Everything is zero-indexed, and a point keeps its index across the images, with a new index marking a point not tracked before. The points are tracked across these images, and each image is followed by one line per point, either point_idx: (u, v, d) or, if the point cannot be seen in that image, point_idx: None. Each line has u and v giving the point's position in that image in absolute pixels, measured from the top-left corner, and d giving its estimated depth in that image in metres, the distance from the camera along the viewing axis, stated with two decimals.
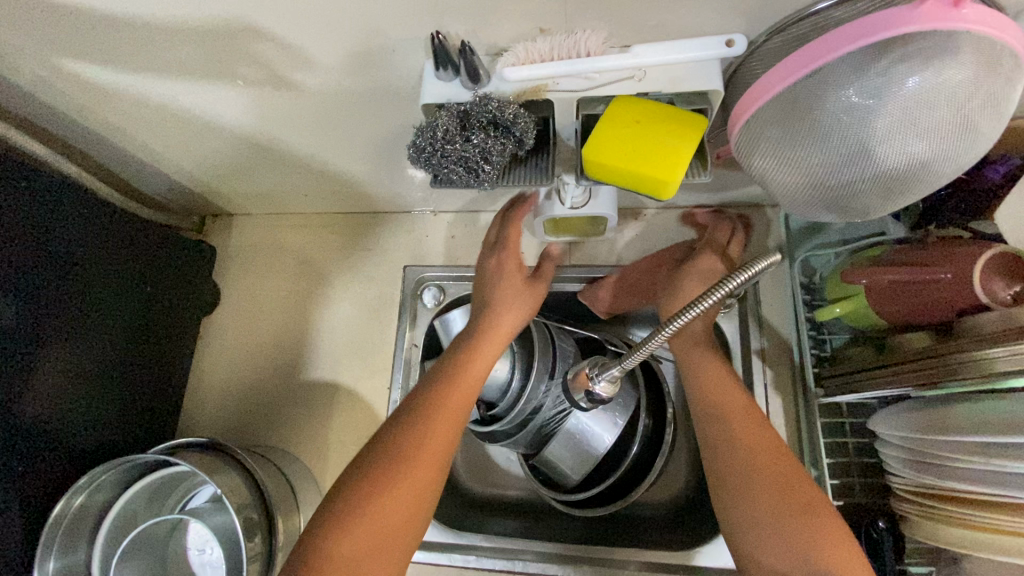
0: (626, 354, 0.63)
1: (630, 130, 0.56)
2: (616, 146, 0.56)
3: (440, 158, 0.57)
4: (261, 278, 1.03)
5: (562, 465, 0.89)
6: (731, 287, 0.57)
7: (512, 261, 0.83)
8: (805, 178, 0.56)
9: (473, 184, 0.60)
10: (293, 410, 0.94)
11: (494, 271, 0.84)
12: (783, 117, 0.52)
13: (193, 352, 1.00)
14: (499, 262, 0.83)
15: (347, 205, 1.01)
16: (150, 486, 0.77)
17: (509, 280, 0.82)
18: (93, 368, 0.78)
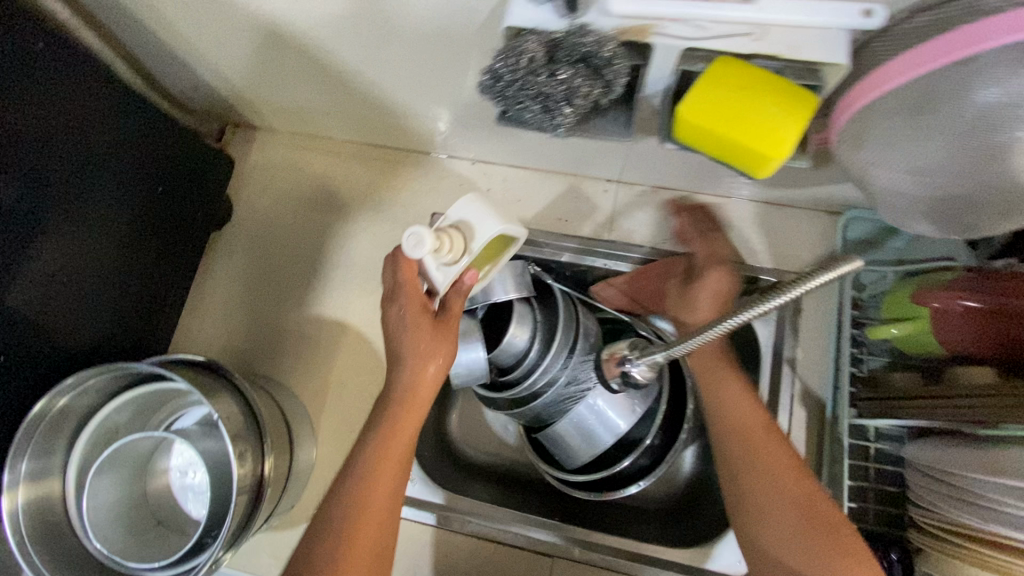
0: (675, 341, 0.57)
1: (735, 94, 0.49)
2: (716, 110, 0.50)
3: (518, 86, 0.50)
4: (277, 200, 0.97)
5: (567, 445, 0.86)
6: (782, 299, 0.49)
7: (413, 306, 0.68)
8: (915, 179, 0.51)
9: (545, 127, 0.54)
10: (295, 343, 0.90)
11: (396, 332, 0.70)
12: (911, 107, 0.46)
13: (198, 266, 0.94)
14: (399, 313, 0.69)
15: (381, 137, 0.94)
16: (139, 398, 0.72)
17: (415, 335, 0.69)
18: (91, 263, 0.72)
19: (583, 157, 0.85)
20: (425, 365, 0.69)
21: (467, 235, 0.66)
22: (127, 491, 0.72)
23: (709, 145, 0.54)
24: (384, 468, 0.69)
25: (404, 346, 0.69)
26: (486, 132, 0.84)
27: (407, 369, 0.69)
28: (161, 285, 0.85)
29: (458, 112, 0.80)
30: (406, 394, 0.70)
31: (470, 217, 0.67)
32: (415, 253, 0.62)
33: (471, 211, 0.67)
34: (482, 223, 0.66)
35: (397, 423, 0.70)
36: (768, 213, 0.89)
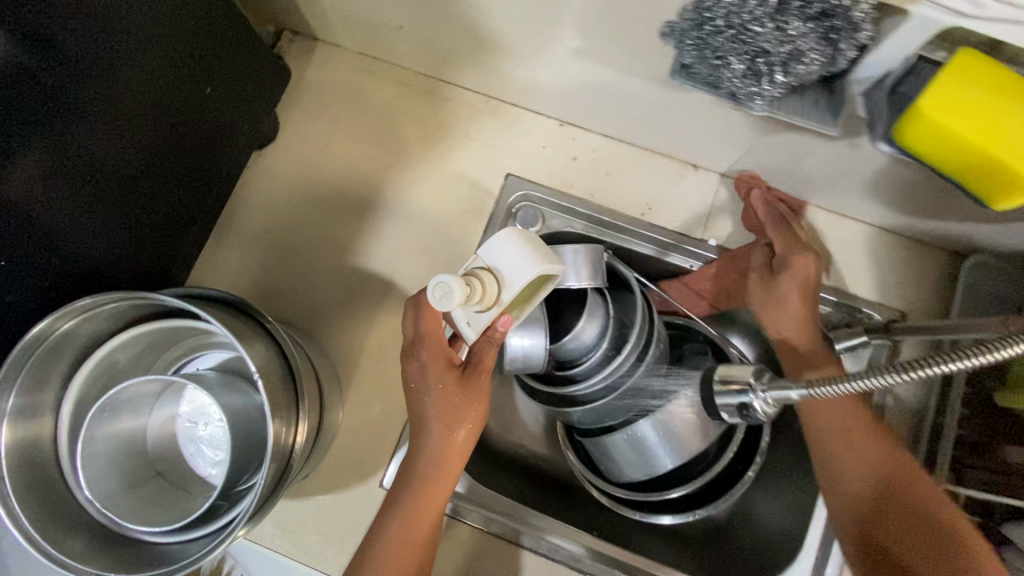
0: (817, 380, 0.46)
1: (988, 97, 0.40)
2: (961, 110, 0.40)
3: (726, 40, 0.40)
4: (330, 127, 0.84)
5: (619, 460, 0.77)
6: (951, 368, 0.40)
7: (440, 359, 0.62)
8: None
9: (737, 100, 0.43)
10: (331, 294, 0.79)
11: (418, 391, 0.63)
12: None
13: (232, 189, 0.81)
14: (421, 368, 0.62)
15: (464, 76, 0.81)
16: (155, 333, 0.62)
17: (441, 397, 0.62)
18: (122, 161, 0.60)
19: (698, 140, 0.75)
20: (453, 430, 0.62)
21: (500, 279, 0.58)
22: (127, 438, 0.61)
23: (936, 156, 0.44)
24: (418, 521, 0.61)
25: (428, 410, 0.62)
26: (595, 91, 0.72)
27: (430, 434, 0.62)
28: (193, 201, 0.73)
29: (573, 62, 0.68)
30: (432, 465, 0.62)
31: (504, 260, 0.59)
32: (444, 307, 0.54)
33: (504, 252, 0.59)
34: (519, 267, 0.58)
35: (424, 487, 0.62)
36: (880, 240, 0.79)
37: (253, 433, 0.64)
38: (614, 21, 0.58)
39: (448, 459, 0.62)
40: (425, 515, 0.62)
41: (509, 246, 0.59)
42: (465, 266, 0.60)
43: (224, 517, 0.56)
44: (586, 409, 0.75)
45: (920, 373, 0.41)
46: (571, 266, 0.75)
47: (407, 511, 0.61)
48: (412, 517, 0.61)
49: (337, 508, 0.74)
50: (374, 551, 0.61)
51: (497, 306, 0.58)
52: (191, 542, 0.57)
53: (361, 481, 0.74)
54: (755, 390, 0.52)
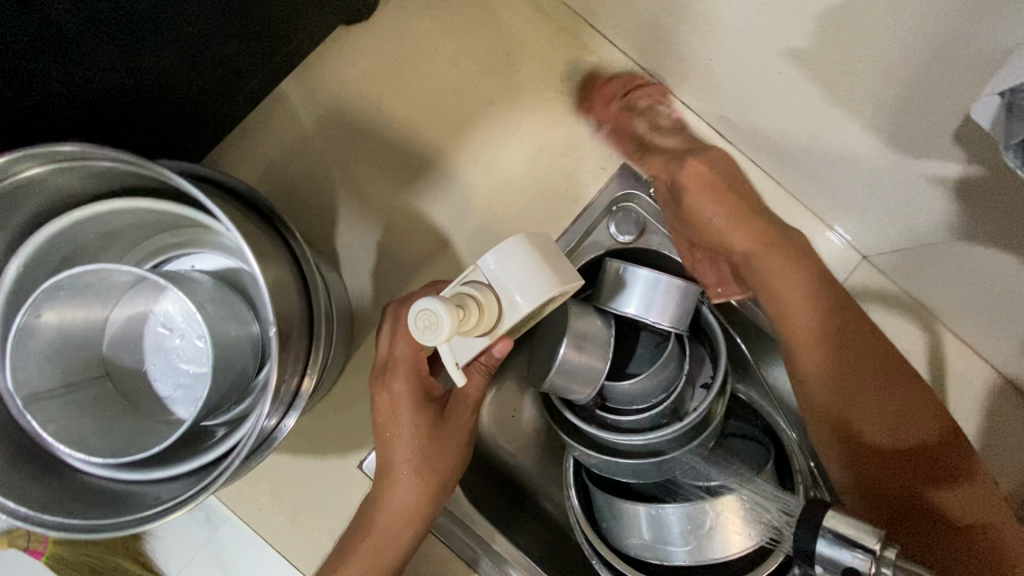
0: None
1: None
2: None
3: None
4: (439, 28, 0.67)
5: (626, 532, 0.66)
6: None
7: (416, 401, 0.53)
8: None
9: None
10: (374, 228, 0.65)
11: (388, 427, 0.54)
12: None
13: (302, 64, 0.65)
14: (392, 401, 0.53)
15: (619, 28, 0.65)
16: (155, 213, 0.48)
17: (418, 433, 0.53)
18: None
19: (868, 210, 0.61)
20: (430, 471, 0.54)
21: (503, 304, 0.47)
22: (82, 328, 0.48)
23: None
24: (382, 554, 0.54)
25: (401, 446, 0.53)
26: (777, 107, 0.57)
27: (398, 479, 0.54)
28: (250, 60, 0.57)
29: (773, 65, 0.53)
30: (408, 500, 0.54)
31: (509, 278, 0.47)
32: (429, 340, 0.42)
33: (510, 269, 0.47)
34: (526, 288, 0.46)
35: (380, 525, 0.54)
36: (1006, 397, 0.68)
37: (238, 370, 0.51)
38: (875, 35, 0.43)
39: (412, 498, 0.54)
40: (385, 560, 0.54)
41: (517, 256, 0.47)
42: (459, 278, 0.48)
43: (204, 456, 0.45)
44: (607, 462, 0.63)
45: None
46: (658, 301, 0.62)
47: (362, 553, 0.54)
48: (368, 563, 0.54)
49: (303, 473, 0.62)
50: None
51: (493, 335, 0.47)
52: (148, 484, 0.45)
53: (338, 453, 0.63)
54: (875, 557, 0.40)
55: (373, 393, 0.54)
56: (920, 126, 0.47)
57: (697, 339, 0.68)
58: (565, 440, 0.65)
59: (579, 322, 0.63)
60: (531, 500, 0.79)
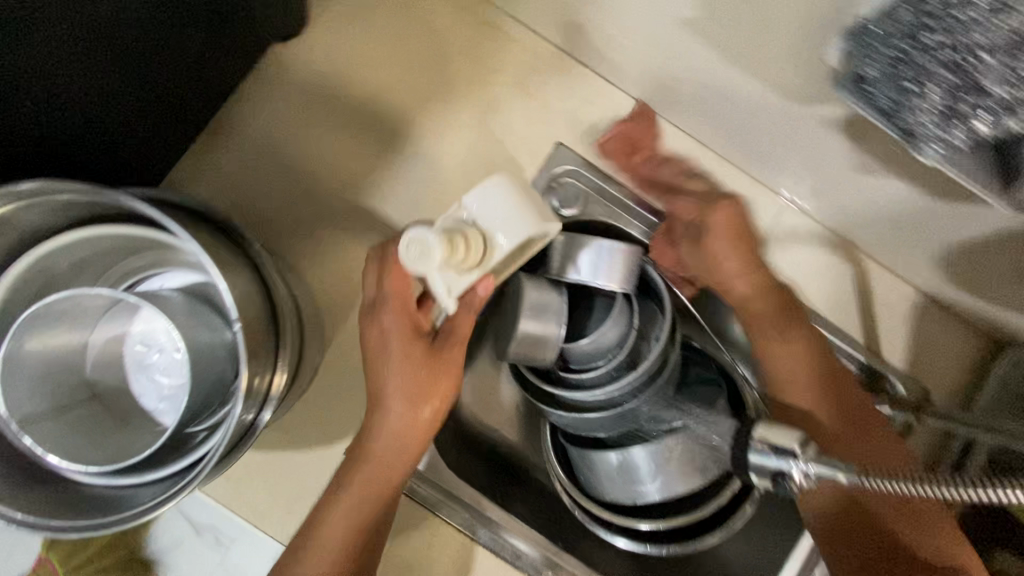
0: None
1: None
2: None
3: (934, 61, 0.34)
4: (369, 35, 0.71)
5: (599, 478, 0.72)
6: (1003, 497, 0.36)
7: (404, 333, 0.55)
8: None
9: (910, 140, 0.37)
10: (330, 231, 0.68)
11: (380, 363, 0.56)
12: None
13: (241, 82, 0.69)
14: (382, 334, 0.56)
15: (536, 16, 0.69)
16: (119, 238, 0.52)
17: (405, 367, 0.55)
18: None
19: (781, 157, 0.66)
20: (418, 408, 0.56)
21: (488, 238, 0.54)
22: (63, 354, 0.52)
23: None
24: (375, 484, 0.57)
25: (390, 383, 0.55)
26: (687, 74, 0.62)
27: (391, 411, 0.56)
28: (190, 85, 0.60)
29: (675, 35, 0.58)
30: (393, 438, 0.56)
31: (492, 216, 0.54)
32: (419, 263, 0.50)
33: (494, 208, 0.54)
34: (507, 224, 0.54)
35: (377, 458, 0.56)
36: (930, 312, 0.74)
37: (214, 375, 0.54)
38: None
39: (408, 430, 0.56)
40: (383, 489, 0.57)
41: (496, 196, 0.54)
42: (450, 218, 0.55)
43: (189, 457, 0.48)
44: (573, 419, 0.68)
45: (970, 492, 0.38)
46: (606, 258, 0.67)
47: (361, 482, 0.57)
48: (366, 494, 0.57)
49: (293, 467, 0.66)
50: (326, 517, 0.57)
51: (481, 268, 0.54)
52: (144, 486, 0.49)
53: (324, 444, 0.67)
54: (800, 460, 0.46)
55: (368, 326, 0.57)
56: (804, 75, 0.52)
57: (647, 296, 0.73)
58: (536, 402, 0.70)
59: (532, 294, 0.67)
60: (517, 469, 0.84)
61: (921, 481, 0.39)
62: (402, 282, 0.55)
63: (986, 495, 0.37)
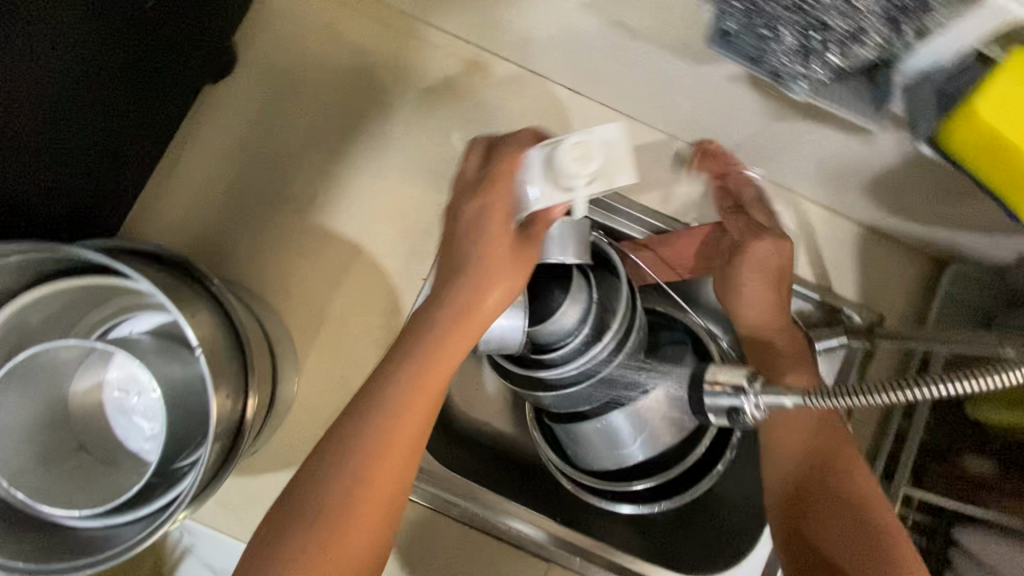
0: (814, 390, 0.45)
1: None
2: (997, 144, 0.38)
3: (783, 11, 0.38)
4: (297, 64, 0.74)
5: (586, 449, 0.75)
6: (984, 386, 0.38)
7: (499, 216, 0.52)
8: None
9: (779, 79, 0.42)
10: (288, 254, 0.71)
11: (464, 233, 0.53)
12: None
13: (180, 126, 0.71)
14: (475, 214, 0.52)
15: (453, 21, 0.72)
16: (80, 290, 0.54)
17: (491, 246, 0.51)
18: (34, 65, 0.49)
19: (703, 118, 0.69)
20: (491, 298, 0.52)
21: (603, 168, 0.47)
22: (43, 410, 0.54)
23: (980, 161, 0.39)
24: (418, 414, 0.52)
25: (476, 252, 0.52)
26: (601, 52, 0.65)
27: (450, 309, 0.52)
28: (133, 135, 0.63)
29: (581, 18, 0.61)
30: (454, 338, 0.52)
31: (609, 150, 0.47)
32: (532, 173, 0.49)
33: (610, 144, 0.47)
34: (615, 161, 0.47)
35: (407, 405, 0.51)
36: (871, 242, 0.78)
37: (189, 408, 0.56)
38: None
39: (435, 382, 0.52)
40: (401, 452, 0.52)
41: (617, 135, 0.47)
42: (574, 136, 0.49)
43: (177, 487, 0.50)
44: (552, 396, 0.72)
45: (935, 390, 0.39)
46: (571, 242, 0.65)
47: (400, 404, 0.51)
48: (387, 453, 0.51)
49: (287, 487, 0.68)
50: (347, 453, 0.50)
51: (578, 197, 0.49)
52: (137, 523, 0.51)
53: None
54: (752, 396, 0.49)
55: (464, 206, 0.53)
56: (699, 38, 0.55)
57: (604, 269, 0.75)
58: (518, 387, 0.73)
59: None
60: (510, 456, 0.86)
61: (898, 387, 0.40)
62: (503, 191, 0.51)
63: (961, 389, 0.39)
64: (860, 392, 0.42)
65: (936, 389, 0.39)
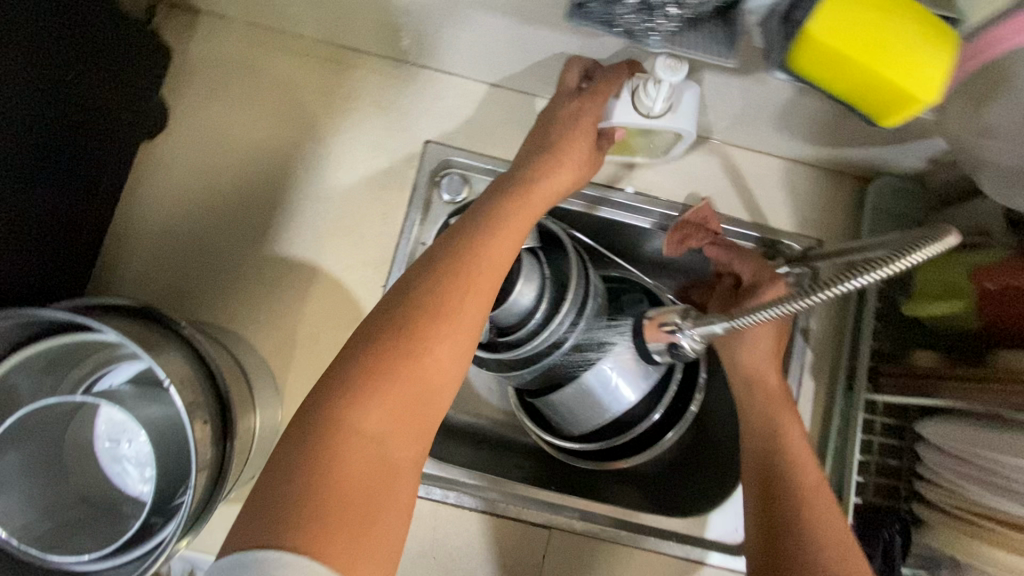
0: (736, 314, 0.51)
1: (862, 34, 0.39)
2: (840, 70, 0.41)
3: None
4: (229, 107, 0.77)
5: (568, 416, 0.79)
6: (907, 265, 0.44)
7: (592, 112, 0.61)
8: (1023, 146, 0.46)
9: (635, 37, 0.46)
10: (251, 286, 0.74)
11: (557, 123, 0.62)
12: (991, 86, 0.44)
13: (126, 187, 0.75)
14: (575, 109, 0.61)
15: (366, 40, 0.76)
16: (54, 352, 0.56)
17: (578, 138, 0.61)
18: None
19: None
20: (564, 171, 0.60)
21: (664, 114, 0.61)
22: (35, 472, 0.56)
23: (832, 82, 0.43)
24: (497, 265, 0.53)
25: (562, 138, 0.61)
26: (504, 41, 0.69)
27: (545, 180, 0.59)
28: (78, 201, 0.66)
29: (479, 15, 0.65)
30: (536, 197, 0.58)
31: (679, 105, 0.61)
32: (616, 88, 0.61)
33: (685, 105, 0.62)
34: (679, 116, 0.62)
35: (440, 339, 0.48)
36: (797, 173, 0.82)
37: (172, 442, 0.59)
38: None
39: (448, 339, 0.49)
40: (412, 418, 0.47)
41: (691, 96, 0.61)
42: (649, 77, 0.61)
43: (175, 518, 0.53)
44: (526, 373, 0.74)
45: (839, 289, 0.45)
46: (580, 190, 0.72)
47: (472, 268, 0.51)
48: (389, 416, 0.45)
49: None
50: (407, 316, 0.48)
51: (640, 117, 0.61)
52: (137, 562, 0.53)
53: None
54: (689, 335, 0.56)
55: (568, 102, 0.62)
56: None
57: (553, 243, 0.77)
58: (495, 373, 0.75)
59: None
60: (502, 441, 0.89)
61: (813, 293, 0.46)
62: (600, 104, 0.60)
63: (874, 278, 0.44)
64: (777, 302, 0.48)
65: (868, 274, 0.44)
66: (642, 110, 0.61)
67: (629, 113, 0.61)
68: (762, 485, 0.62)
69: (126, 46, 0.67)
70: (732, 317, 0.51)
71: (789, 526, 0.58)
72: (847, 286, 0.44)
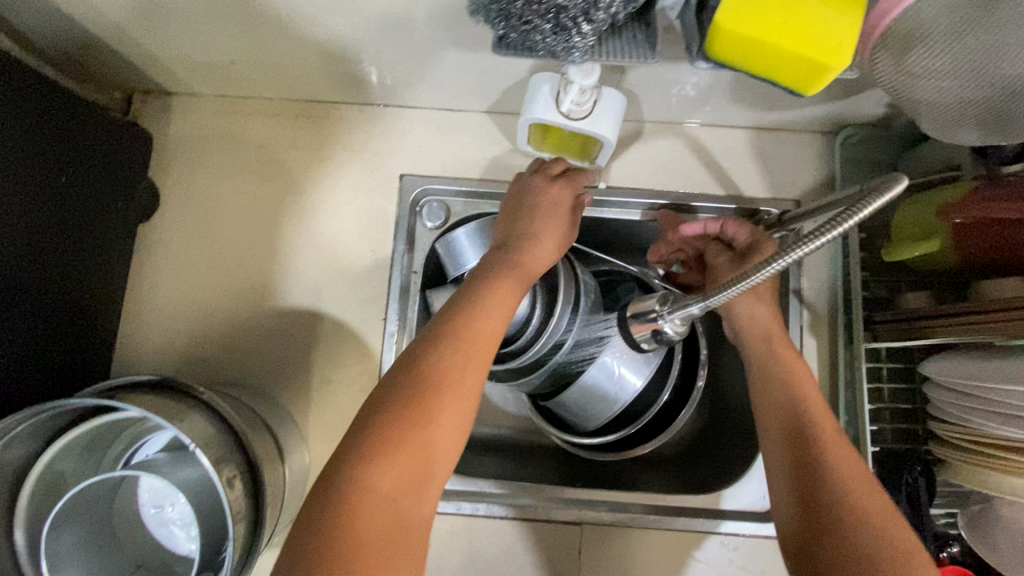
0: (710, 291, 0.52)
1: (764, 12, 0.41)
2: (750, 49, 0.43)
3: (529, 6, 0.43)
4: (213, 177, 0.82)
5: (582, 413, 0.81)
6: (870, 210, 0.44)
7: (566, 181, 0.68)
8: (952, 84, 0.48)
9: (559, 55, 0.48)
10: (261, 340, 0.78)
11: (530, 197, 0.67)
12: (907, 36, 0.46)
13: (132, 269, 0.79)
14: (549, 183, 0.68)
15: (330, 91, 0.80)
16: (89, 435, 0.61)
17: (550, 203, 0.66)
18: None
19: None
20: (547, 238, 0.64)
21: (581, 115, 0.66)
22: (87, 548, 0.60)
23: (749, 60, 0.45)
24: (487, 338, 0.54)
25: (538, 212, 0.65)
26: (456, 70, 0.72)
27: (526, 251, 0.62)
28: (86, 290, 0.71)
29: (427, 52, 0.69)
30: (517, 263, 0.61)
31: (600, 109, 0.67)
32: (539, 87, 0.66)
33: (605, 108, 0.67)
34: (599, 118, 0.67)
35: (434, 416, 0.49)
36: (764, 139, 0.84)
37: (209, 500, 0.63)
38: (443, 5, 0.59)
39: (450, 416, 0.50)
40: (415, 496, 0.48)
41: (611, 100, 0.67)
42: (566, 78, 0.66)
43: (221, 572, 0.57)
44: (533, 380, 0.76)
45: (812, 245, 0.45)
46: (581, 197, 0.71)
47: (460, 341, 0.53)
48: (396, 477, 0.47)
49: None
50: (399, 394, 0.50)
51: (560, 118, 0.66)
52: None
53: None
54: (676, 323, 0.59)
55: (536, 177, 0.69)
56: None
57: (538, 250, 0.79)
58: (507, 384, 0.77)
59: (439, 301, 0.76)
60: (524, 447, 0.91)
61: (785, 250, 0.46)
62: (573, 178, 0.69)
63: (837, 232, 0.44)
64: (749, 271, 0.48)
65: (833, 226, 0.44)
66: (563, 109, 0.66)
67: (550, 108, 0.66)
68: (792, 459, 0.57)
69: (109, 139, 0.72)
70: (708, 295, 0.52)
71: (826, 500, 0.53)
72: (813, 244, 0.45)
